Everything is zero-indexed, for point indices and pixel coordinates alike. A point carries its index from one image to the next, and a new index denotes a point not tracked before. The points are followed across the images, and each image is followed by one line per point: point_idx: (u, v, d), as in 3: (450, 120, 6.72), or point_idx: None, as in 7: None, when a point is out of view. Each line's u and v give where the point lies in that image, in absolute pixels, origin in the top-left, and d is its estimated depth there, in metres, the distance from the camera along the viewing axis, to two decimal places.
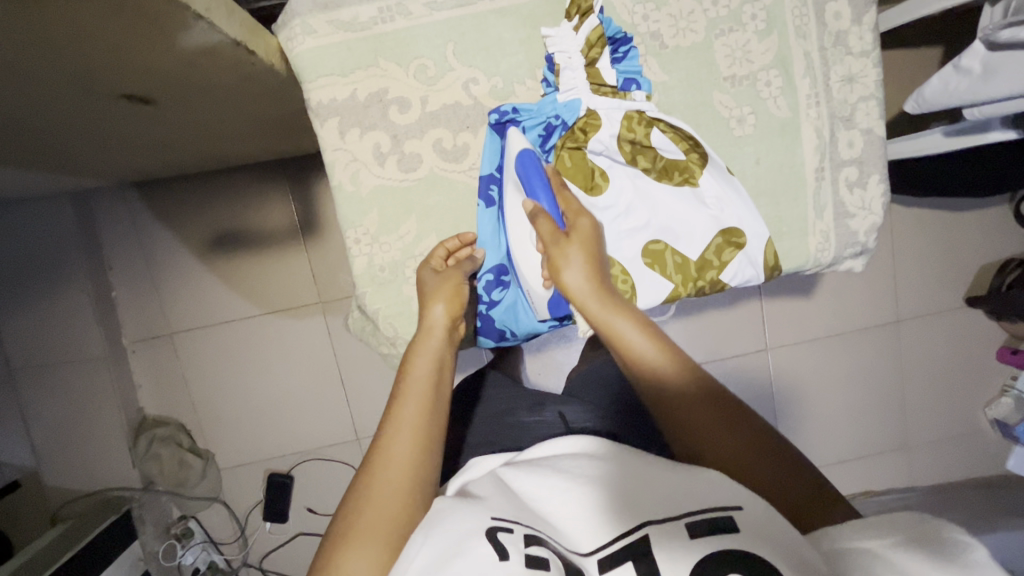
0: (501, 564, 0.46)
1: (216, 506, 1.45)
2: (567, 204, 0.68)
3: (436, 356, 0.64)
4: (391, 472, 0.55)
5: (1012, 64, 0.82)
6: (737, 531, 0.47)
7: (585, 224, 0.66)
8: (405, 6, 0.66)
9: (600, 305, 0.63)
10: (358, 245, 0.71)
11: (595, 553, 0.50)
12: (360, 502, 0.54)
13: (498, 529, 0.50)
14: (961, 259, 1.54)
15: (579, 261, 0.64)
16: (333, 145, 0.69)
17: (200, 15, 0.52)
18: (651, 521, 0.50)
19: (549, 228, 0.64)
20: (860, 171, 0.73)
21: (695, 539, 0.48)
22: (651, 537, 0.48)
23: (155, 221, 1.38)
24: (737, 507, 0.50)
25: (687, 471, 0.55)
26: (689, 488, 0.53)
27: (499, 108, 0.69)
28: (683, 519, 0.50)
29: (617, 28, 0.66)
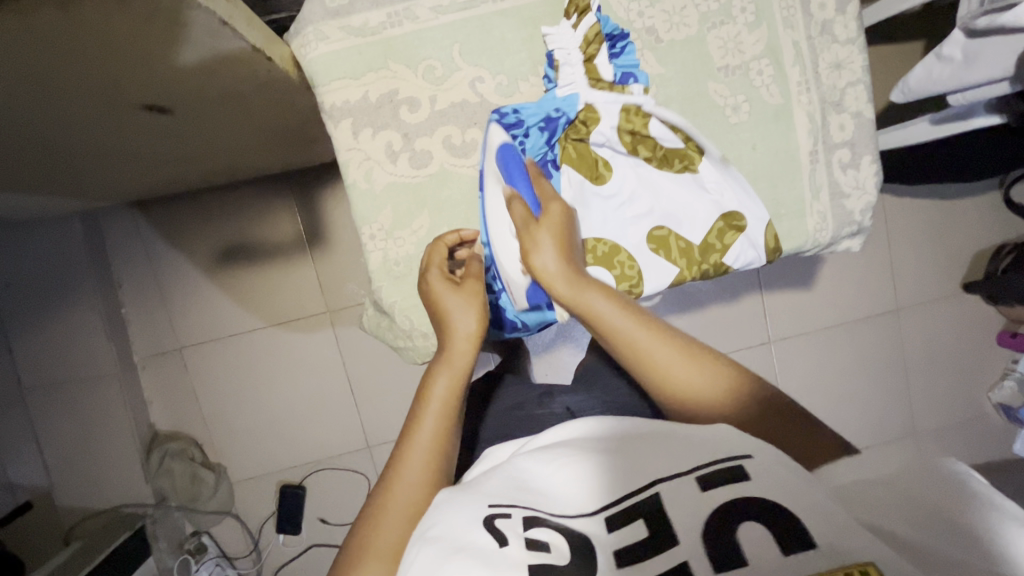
0: (500, 551, 0.46)
1: (228, 519, 1.45)
2: (542, 188, 0.68)
3: (456, 380, 0.62)
4: (404, 498, 0.55)
5: (990, 50, 0.86)
6: (747, 479, 0.49)
7: (556, 209, 0.67)
8: (412, 11, 0.69)
9: (572, 282, 0.63)
10: (373, 241, 0.73)
11: (602, 513, 0.50)
12: (371, 524, 0.53)
13: (497, 516, 0.49)
14: (955, 247, 1.57)
15: (551, 243, 0.65)
16: (347, 145, 0.71)
17: (225, 20, 0.54)
18: (663, 479, 0.51)
19: (522, 211, 0.66)
20: (851, 153, 0.75)
21: (708, 491, 0.49)
22: (663, 495, 0.49)
23: (164, 237, 1.41)
24: (747, 455, 0.52)
25: (687, 433, 0.56)
26: (691, 448, 0.54)
27: (499, 110, 0.71)
28: (693, 473, 0.51)
29: (614, 25, 0.69)
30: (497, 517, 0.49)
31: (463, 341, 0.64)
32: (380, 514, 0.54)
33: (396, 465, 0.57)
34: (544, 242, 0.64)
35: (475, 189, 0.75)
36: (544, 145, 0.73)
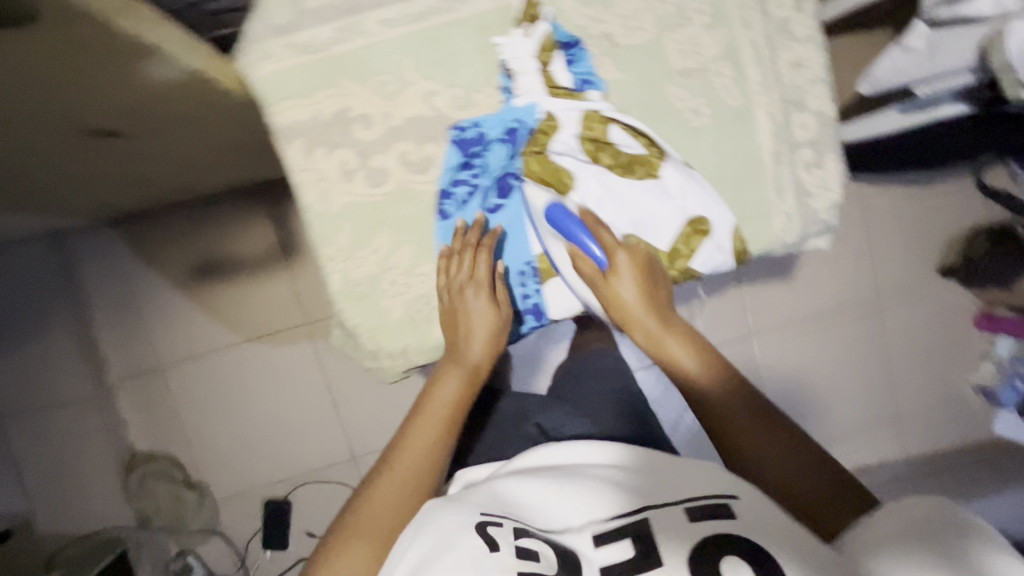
0: (490, 553, 0.53)
1: (215, 538, 1.42)
2: (608, 240, 0.69)
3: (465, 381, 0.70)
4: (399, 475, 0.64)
5: (950, 42, 0.86)
6: (731, 517, 0.56)
7: (625, 259, 0.69)
8: (361, 25, 0.66)
9: (651, 326, 0.72)
10: (332, 262, 0.69)
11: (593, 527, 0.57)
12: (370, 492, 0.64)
13: (488, 523, 0.57)
14: (931, 232, 1.58)
15: (629, 289, 0.69)
16: (301, 166, 0.67)
17: (155, 46, 0.52)
18: (650, 506, 0.59)
19: (591, 271, 0.69)
20: (814, 152, 0.75)
21: (696, 522, 0.56)
22: (651, 519, 0.57)
23: (135, 252, 1.37)
24: (733, 497, 0.59)
25: (679, 476, 0.64)
26: (685, 487, 0.62)
27: (459, 124, 0.69)
28: (682, 504, 0.59)
29: (567, 34, 0.69)
30: (489, 524, 0.57)
31: (478, 345, 0.70)
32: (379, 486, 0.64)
33: (397, 453, 0.66)
34: (624, 294, 0.69)
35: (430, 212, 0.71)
36: (505, 159, 0.71)
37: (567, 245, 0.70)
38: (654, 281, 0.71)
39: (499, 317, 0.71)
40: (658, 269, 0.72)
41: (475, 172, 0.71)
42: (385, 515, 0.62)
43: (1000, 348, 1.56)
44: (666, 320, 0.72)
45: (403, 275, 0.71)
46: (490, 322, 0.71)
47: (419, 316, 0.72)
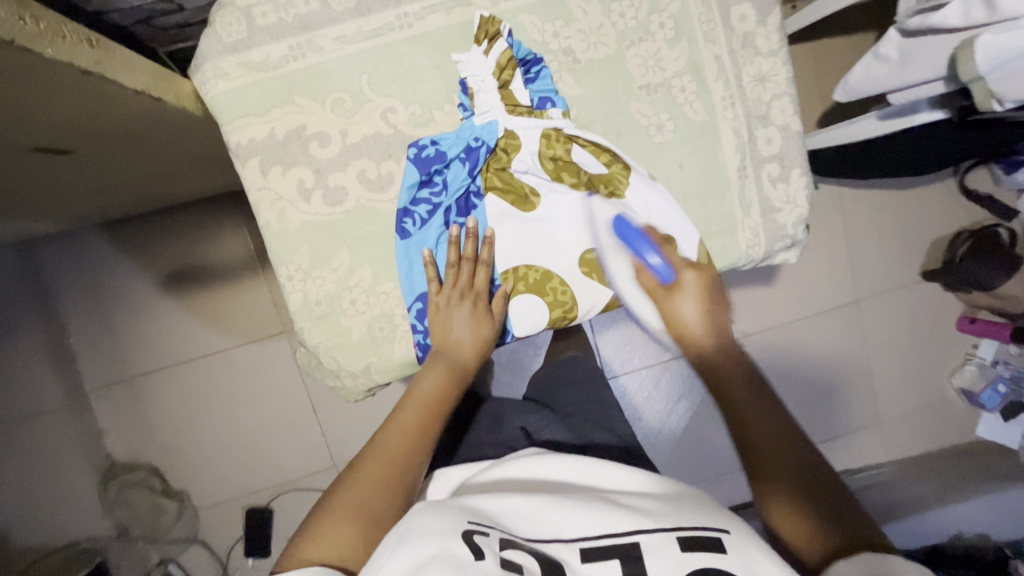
0: (476, 562, 0.47)
1: (196, 546, 1.41)
2: (676, 260, 0.71)
3: (444, 378, 0.66)
4: (379, 465, 0.59)
5: (923, 51, 0.85)
6: (721, 551, 0.50)
7: (691, 278, 0.70)
8: (316, 42, 0.64)
9: (704, 345, 0.69)
10: (291, 282, 0.68)
11: (576, 542, 0.53)
12: (347, 486, 0.58)
13: (474, 532, 0.51)
14: (912, 235, 1.58)
15: (689, 306, 0.70)
16: (257, 185, 0.66)
17: (88, 69, 0.51)
18: (642, 530, 0.53)
19: (653, 283, 0.70)
20: (780, 167, 0.74)
21: (687, 553, 0.50)
22: (642, 545, 0.51)
23: (113, 260, 1.36)
24: (724, 530, 0.53)
25: (670, 500, 0.58)
26: (679, 513, 0.56)
27: (417, 142, 0.67)
28: (673, 531, 0.52)
29: (527, 50, 0.67)
30: (475, 533, 0.51)
31: (466, 347, 0.69)
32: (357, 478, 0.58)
33: (378, 440, 0.62)
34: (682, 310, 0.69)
35: (390, 231, 0.69)
36: (466, 178, 0.69)
37: (630, 259, 0.71)
38: (718, 310, 0.70)
39: (490, 328, 0.71)
40: (722, 297, 0.72)
41: (436, 191, 0.70)
42: (362, 507, 0.56)
43: (983, 352, 1.60)
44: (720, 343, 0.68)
45: (364, 294, 0.69)
46: (478, 328, 0.70)
47: (381, 335, 0.70)
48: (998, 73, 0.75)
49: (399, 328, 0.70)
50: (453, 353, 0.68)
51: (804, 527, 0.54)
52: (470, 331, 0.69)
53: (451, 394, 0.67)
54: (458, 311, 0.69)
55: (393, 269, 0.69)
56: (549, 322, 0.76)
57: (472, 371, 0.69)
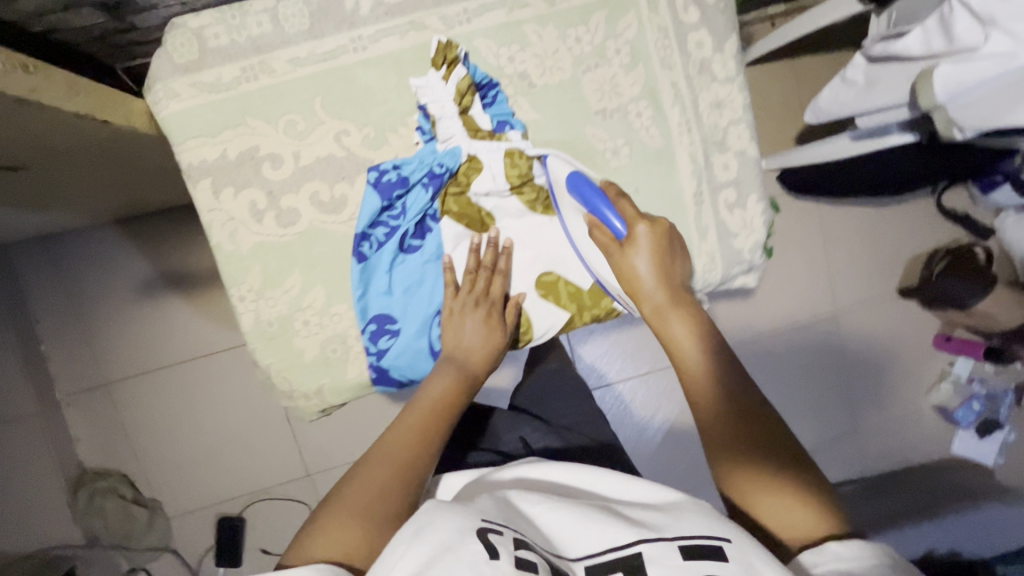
0: (490, 563, 0.43)
1: (166, 554, 1.40)
2: (629, 211, 0.66)
3: (452, 383, 0.65)
4: (384, 462, 0.56)
5: (887, 77, 0.86)
6: (722, 561, 0.45)
7: (643, 231, 0.65)
8: (268, 64, 0.64)
9: (659, 299, 0.66)
10: (242, 303, 0.68)
11: (585, 559, 0.49)
12: (351, 484, 0.54)
13: (488, 530, 0.47)
14: (890, 250, 1.59)
15: (645, 262, 0.66)
16: (209, 205, 0.66)
17: (23, 97, 0.52)
18: (644, 540, 0.48)
19: (607, 241, 0.66)
20: (737, 193, 0.74)
21: (688, 562, 0.46)
22: (644, 555, 0.47)
23: (88, 266, 1.35)
24: (725, 539, 0.47)
25: (672, 508, 0.53)
26: (677, 522, 0.51)
27: (378, 166, 0.68)
28: (672, 539, 0.48)
29: (483, 74, 0.68)
30: (489, 531, 0.47)
31: (476, 352, 0.68)
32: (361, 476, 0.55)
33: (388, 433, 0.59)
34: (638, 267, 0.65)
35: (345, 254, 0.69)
36: (424, 202, 0.69)
37: (584, 213, 0.67)
38: (671, 266, 0.67)
39: (504, 334, 0.70)
40: (677, 249, 0.68)
41: (395, 215, 0.70)
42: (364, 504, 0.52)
43: (958, 369, 1.58)
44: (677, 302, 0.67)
45: (317, 315, 0.69)
46: (490, 336, 0.69)
47: (333, 355, 0.70)
48: (958, 101, 0.74)
49: (352, 349, 0.70)
50: (463, 360, 0.67)
51: (795, 515, 0.52)
52: (482, 335, 0.69)
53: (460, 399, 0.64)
54: (472, 313, 0.69)
55: (346, 292, 0.69)
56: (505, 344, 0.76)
57: (483, 378, 0.68)
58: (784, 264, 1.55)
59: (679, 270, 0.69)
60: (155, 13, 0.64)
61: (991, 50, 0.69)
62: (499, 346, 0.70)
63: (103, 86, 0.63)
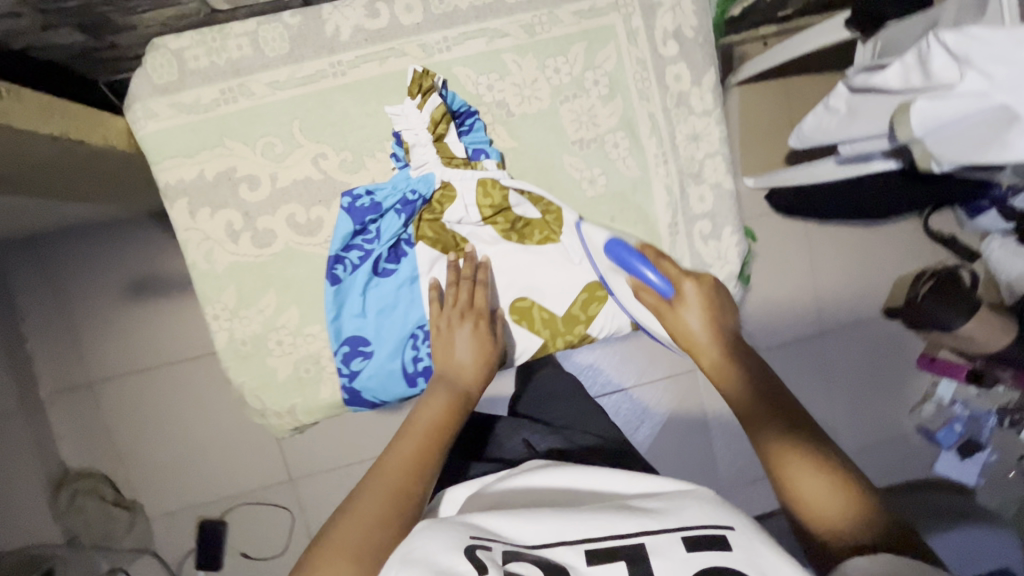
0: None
1: (147, 556, 1.41)
2: (674, 272, 0.68)
3: (447, 402, 0.63)
4: (382, 489, 0.54)
5: (866, 110, 0.87)
6: (726, 550, 0.45)
7: (691, 289, 0.67)
8: (248, 86, 0.65)
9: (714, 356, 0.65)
10: (217, 322, 0.68)
11: (583, 543, 0.46)
12: (346, 515, 0.51)
13: (476, 546, 0.45)
14: (876, 270, 1.60)
15: (697, 318, 0.66)
16: (185, 225, 0.66)
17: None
18: (646, 531, 0.47)
19: (654, 299, 0.67)
20: (712, 224, 0.75)
21: (692, 554, 0.44)
22: (648, 547, 0.45)
23: (74, 268, 1.35)
24: (728, 527, 0.47)
25: (672, 498, 0.52)
26: (679, 510, 0.49)
27: (351, 192, 0.67)
28: (676, 531, 0.47)
29: (461, 103, 0.68)
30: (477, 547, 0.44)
31: (467, 369, 0.66)
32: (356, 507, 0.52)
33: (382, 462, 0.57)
34: (692, 325, 0.66)
35: (321, 276, 0.69)
36: (399, 228, 0.69)
37: (628, 278, 0.68)
38: (720, 318, 0.67)
39: (493, 350, 0.69)
40: (727, 304, 0.69)
41: (369, 239, 0.69)
42: (364, 538, 0.49)
43: (941, 391, 1.59)
44: (730, 352, 0.66)
45: (291, 335, 0.69)
46: (480, 351, 0.68)
47: (306, 375, 0.70)
48: (934, 135, 0.76)
49: (325, 369, 0.71)
50: (454, 379, 0.66)
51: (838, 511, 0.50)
52: (474, 354, 0.67)
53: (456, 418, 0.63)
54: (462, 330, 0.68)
55: (320, 313, 0.70)
56: None
57: (474, 396, 0.66)
58: (771, 282, 1.56)
59: (728, 322, 0.68)
60: (135, 33, 0.64)
61: (966, 89, 0.69)
62: (491, 365, 0.69)
63: (76, 105, 0.64)
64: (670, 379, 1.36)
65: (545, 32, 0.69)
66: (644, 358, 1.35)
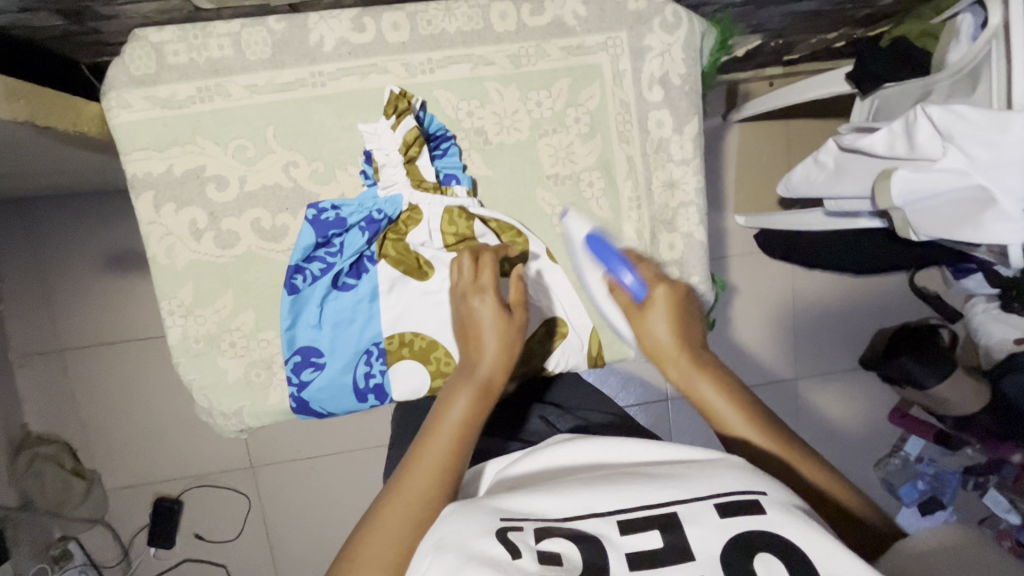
0: (512, 563, 0.36)
1: (99, 527, 1.41)
2: (647, 275, 0.66)
3: (467, 394, 0.55)
4: (399, 505, 0.46)
5: (850, 170, 0.87)
6: (762, 513, 0.40)
7: (663, 293, 0.64)
8: (225, 87, 0.65)
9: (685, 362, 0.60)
10: (171, 317, 0.68)
11: (615, 513, 0.41)
12: (367, 529, 0.45)
13: (508, 527, 0.40)
14: (856, 320, 1.61)
15: (664, 327, 0.62)
16: (149, 218, 0.67)
17: None
18: (675, 500, 0.41)
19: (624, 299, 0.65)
20: (680, 273, 0.75)
21: (727, 520, 0.40)
22: (680, 515, 0.40)
23: (53, 234, 1.33)
24: (761, 492, 0.42)
25: (701, 464, 0.45)
26: (701, 474, 0.44)
27: (317, 204, 0.68)
28: (709, 499, 0.41)
29: (438, 126, 0.69)
30: (508, 528, 0.40)
31: (489, 356, 0.59)
32: (378, 518, 0.46)
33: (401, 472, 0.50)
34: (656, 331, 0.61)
35: (280, 283, 0.69)
36: (363, 246, 0.69)
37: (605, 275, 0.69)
38: (691, 326, 0.63)
39: (517, 331, 0.62)
40: (694, 313, 0.65)
41: (332, 252, 0.69)
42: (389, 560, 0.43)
43: (909, 446, 1.60)
44: (699, 358, 0.60)
45: (244, 339, 0.69)
46: (504, 331, 0.61)
47: (257, 379, 0.70)
48: (915, 207, 0.74)
49: (276, 375, 0.70)
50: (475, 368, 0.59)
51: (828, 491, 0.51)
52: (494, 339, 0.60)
53: (486, 414, 0.55)
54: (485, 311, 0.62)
55: (275, 321, 0.69)
56: (429, 390, 0.71)
57: (500, 378, 0.58)
58: (751, 321, 1.55)
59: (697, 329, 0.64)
60: (116, 22, 0.64)
61: (947, 165, 0.69)
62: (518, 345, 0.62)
63: (51, 92, 0.64)
64: (644, 406, 1.45)
65: (531, 65, 0.69)
66: (619, 381, 1.44)
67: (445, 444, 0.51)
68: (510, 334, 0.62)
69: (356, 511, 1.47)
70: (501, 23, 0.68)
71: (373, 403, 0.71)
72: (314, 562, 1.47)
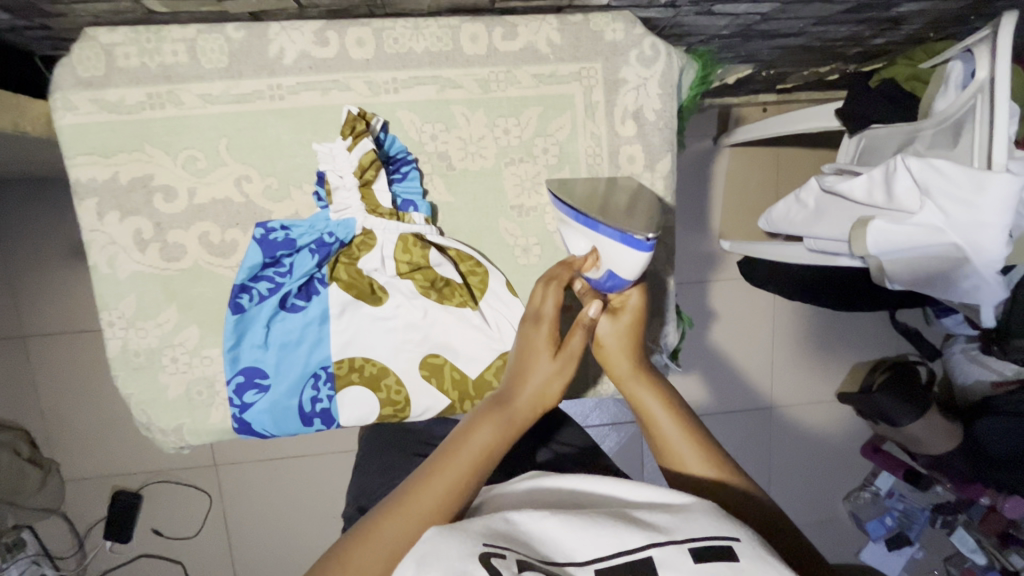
0: None
1: (54, 517, 1.38)
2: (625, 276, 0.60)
3: (494, 424, 0.52)
4: (401, 518, 0.45)
5: (834, 210, 0.84)
6: (734, 560, 0.38)
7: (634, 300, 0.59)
8: (177, 94, 0.64)
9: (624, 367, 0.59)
10: (111, 328, 0.67)
11: (592, 563, 0.39)
12: (360, 533, 0.44)
13: (492, 554, 0.38)
14: (837, 353, 1.59)
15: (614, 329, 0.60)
16: (91, 226, 0.66)
17: None
18: (649, 545, 0.39)
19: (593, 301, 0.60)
20: None
21: (700, 564, 0.37)
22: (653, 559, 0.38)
23: (15, 220, 1.28)
24: (734, 537, 0.39)
25: (678, 507, 0.43)
26: (679, 517, 0.42)
27: (266, 223, 0.66)
28: (683, 544, 0.39)
29: (398, 149, 0.68)
30: (492, 555, 0.38)
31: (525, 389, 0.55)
32: (374, 528, 0.44)
33: (413, 482, 0.47)
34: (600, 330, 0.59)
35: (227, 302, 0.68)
36: (312, 270, 0.67)
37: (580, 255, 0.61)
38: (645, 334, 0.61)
39: (560, 370, 0.56)
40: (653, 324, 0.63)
41: (281, 273, 0.67)
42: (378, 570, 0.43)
43: (880, 481, 1.58)
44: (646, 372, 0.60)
45: (186, 355, 0.68)
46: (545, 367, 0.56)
47: (198, 398, 0.68)
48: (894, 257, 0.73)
49: (218, 394, 0.69)
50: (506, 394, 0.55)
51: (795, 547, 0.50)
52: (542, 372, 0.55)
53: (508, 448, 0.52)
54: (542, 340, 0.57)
55: (219, 339, 0.68)
56: (378, 417, 0.69)
57: (527, 416, 0.54)
58: (732, 347, 1.53)
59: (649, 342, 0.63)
60: (66, 19, 0.62)
61: (923, 219, 0.67)
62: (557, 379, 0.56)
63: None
64: (615, 426, 1.43)
65: (500, 90, 0.68)
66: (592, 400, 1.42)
67: (462, 472, 0.48)
68: (549, 375, 0.56)
69: (318, 514, 1.45)
70: (472, 45, 0.66)
71: (320, 427, 0.69)
72: (272, 564, 1.45)
